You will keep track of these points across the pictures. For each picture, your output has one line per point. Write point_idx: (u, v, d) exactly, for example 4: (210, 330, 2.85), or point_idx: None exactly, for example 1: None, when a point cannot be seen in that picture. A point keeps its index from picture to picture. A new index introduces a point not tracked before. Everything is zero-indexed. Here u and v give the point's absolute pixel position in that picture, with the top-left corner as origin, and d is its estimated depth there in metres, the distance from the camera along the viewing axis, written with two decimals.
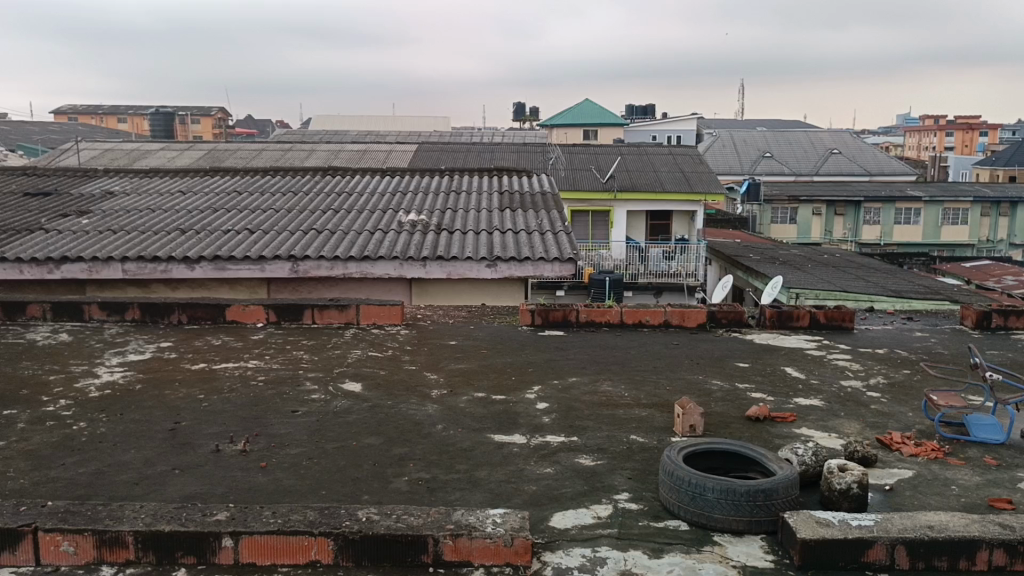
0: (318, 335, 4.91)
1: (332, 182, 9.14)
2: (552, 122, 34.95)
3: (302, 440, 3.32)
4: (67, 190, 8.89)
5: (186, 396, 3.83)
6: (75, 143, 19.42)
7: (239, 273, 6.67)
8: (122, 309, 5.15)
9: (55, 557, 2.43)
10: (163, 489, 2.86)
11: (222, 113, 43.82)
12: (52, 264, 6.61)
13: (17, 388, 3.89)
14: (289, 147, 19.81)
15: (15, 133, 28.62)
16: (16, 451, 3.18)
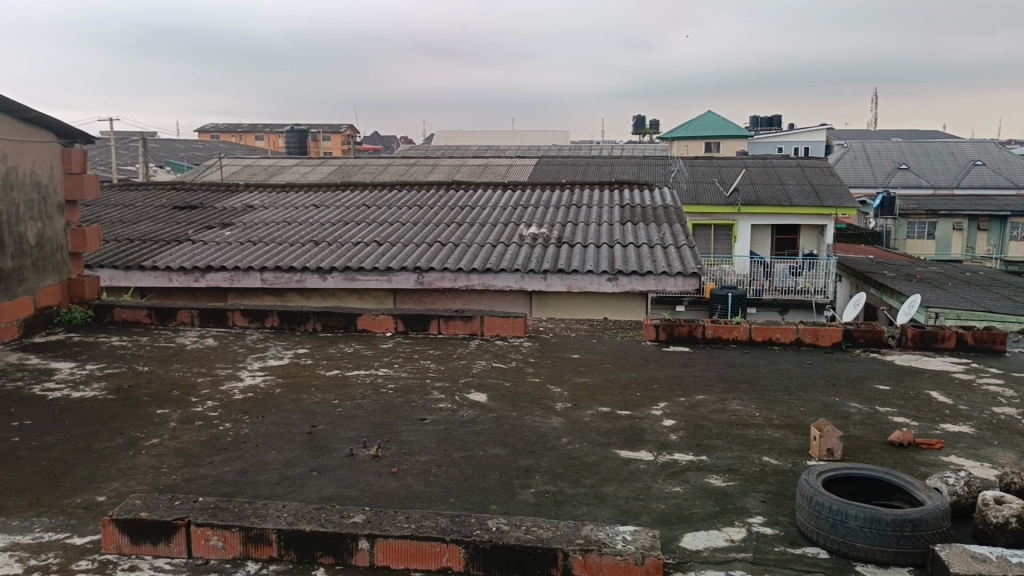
0: (444, 345, 5.01)
1: (456, 196, 9.32)
2: (674, 134, 34.52)
3: (431, 448, 3.39)
4: (212, 203, 9.46)
5: (322, 401, 3.99)
6: (217, 162, 20.62)
7: (367, 284, 6.90)
8: (262, 316, 5.42)
9: (204, 550, 2.57)
10: (301, 490, 2.98)
11: (351, 131, 45.67)
12: (199, 273, 7.05)
13: (169, 389, 4.16)
14: (413, 162, 20.35)
15: (164, 150, 30.77)
16: (168, 449, 3.39)
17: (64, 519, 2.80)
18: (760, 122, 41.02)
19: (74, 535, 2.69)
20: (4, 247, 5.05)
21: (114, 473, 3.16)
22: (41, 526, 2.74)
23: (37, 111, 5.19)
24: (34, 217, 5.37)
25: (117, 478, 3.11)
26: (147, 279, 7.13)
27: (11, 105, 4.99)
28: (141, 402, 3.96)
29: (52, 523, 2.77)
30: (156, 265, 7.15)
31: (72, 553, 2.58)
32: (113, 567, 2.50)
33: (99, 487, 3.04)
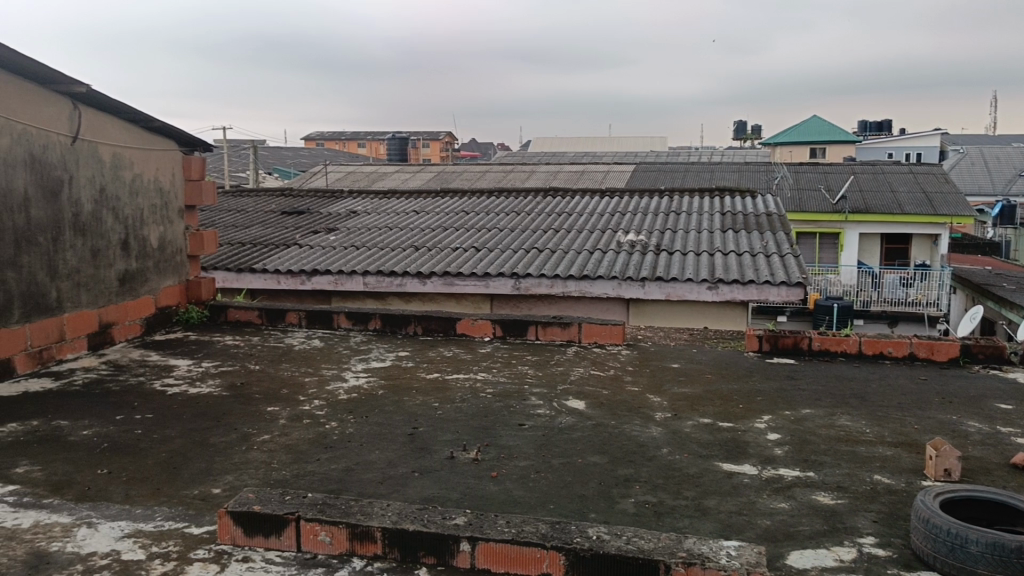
0: (542, 351, 5.03)
1: (553, 202, 9.34)
2: (776, 140, 33.61)
3: (530, 453, 3.41)
4: (318, 209, 9.79)
5: (423, 403, 4.07)
6: (322, 169, 21.33)
7: (465, 289, 6.99)
8: (365, 319, 5.57)
9: (313, 545, 2.65)
10: (404, 490, 3.04)
11: (449, 138, 46.46)
12: (305, 276, 7.30)
13: (278, 387, 4.32)
14: (510, 169, 20.54)
15: (272, 156, 32.05)
16: (278, 445, 3.53)
17: (183, 509, 2.95)
18: (869, 126, 39.44)
19: (192, 525, 2.83)
20: (129, 249, 5.37)
21: (227, 467, 3.30)
22: (162, 515, 2.90)
23: (162, 121, 5.50)
24: (157, 221, 5.69)
25: (231, 472, 3.26)
26: (257, 281, 7.44)
27: (140, 115, 5.30)
28: (252, 399, 4.13)
29: (172, 512, 2.92)
30: (266, 268, 7.45)
31: (191, 542, 2.71)
32: (228, 557, 2.62)
33: (214, 480, 3.19)
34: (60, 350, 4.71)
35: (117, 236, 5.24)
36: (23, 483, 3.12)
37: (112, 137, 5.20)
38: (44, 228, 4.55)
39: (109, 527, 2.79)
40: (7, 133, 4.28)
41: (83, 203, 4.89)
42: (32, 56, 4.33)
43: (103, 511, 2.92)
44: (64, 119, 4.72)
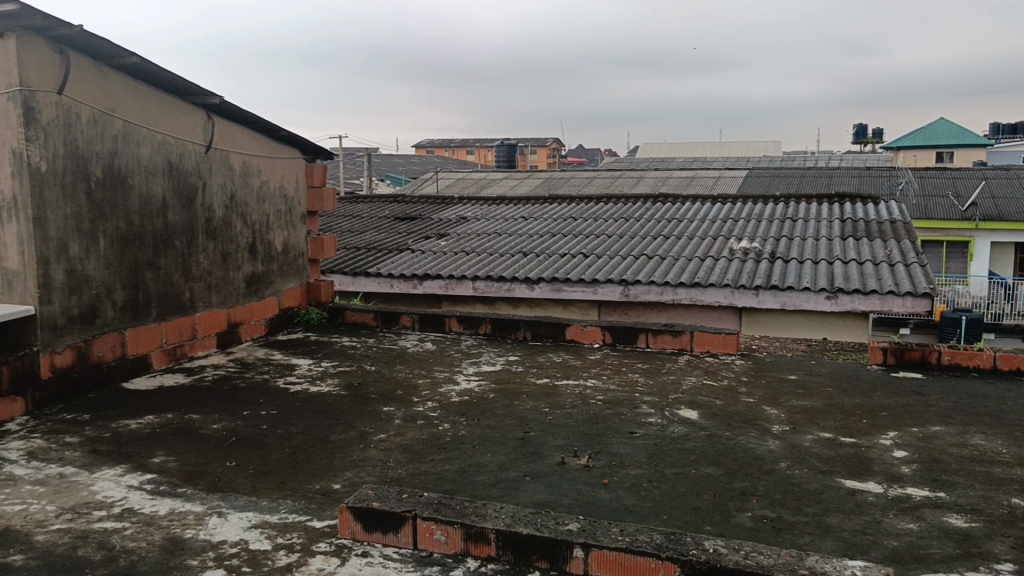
0: (653, 359, 4.98)
1: (663, 208, 9.22)
2: (900, 144, 32.13)
3: (642, 462, 3.37)
4: (429, 215, 10.01)
5: (533, 408, 4.09)
6: (433, 176, 21.77)
7: (573, 295, 7.00)
8: (476, 324, 5.64)
9: (429, 543, 2.71)
10: (516, 493, 3.07)
11: (557, 145, 46.62)
12: (417, 281, 7.48)
13: (393, 388, 4.45)
14: (619, 174, 20.43)
15: (385, 164, 32.96)
16: (394, 444, 3.63)
17: (306, 503, 3.06)
18: (1002, 129, 37.14)
19: (314, 518, 2.94)
20: (256, 253, 5.65)
21: (346, 464, 3.42)
22: (286, 507, 3.02)
23: (287, 130, 5.75)
24: (282, 226, 5.96)
25: (350, 468, 3.37)
26: (371, 285, 7.68)
27: (267, 126, 5.56)
28: (369, 399, 4.26)
29: (296, 505, 3.04)
30: (380, 272, 7.69)
31: (313, 535, 2.81)
32: (348, 551, 2.70)
33: (335, 476, 3.31)
34: (193, 347, 4.99)
35: (245, 240, 5.52)
36: (159, 472, 3.33)
37: (242, 146, 5.47)
38: (179, 232, 4.84)
39: (237, 517, 2.93)
40: (147, 143, 4.57)
41: (214, 208, 5.17)
42: (171, 70, 4.61)
43: (232, 502, 3.07)
44: (198, 130, 5.01)
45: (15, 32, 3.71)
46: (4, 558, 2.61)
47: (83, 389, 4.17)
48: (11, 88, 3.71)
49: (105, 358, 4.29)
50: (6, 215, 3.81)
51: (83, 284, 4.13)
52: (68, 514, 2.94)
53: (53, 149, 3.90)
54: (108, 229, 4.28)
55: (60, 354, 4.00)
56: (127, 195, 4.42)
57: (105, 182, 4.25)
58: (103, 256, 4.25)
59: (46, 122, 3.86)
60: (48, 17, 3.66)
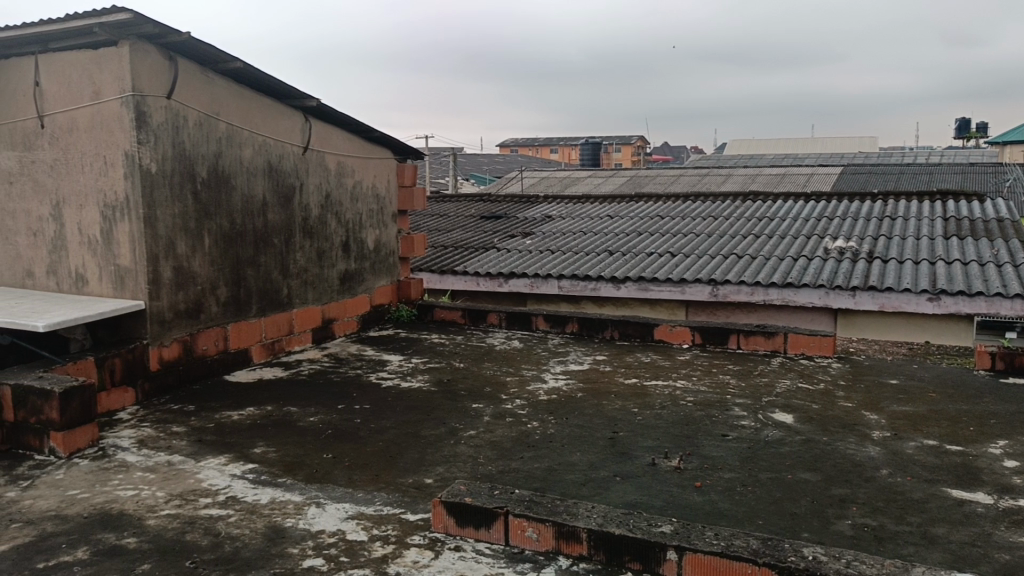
0: (744, 361, 4.89)
1: (753, 207, 9.02)
2: (1006, 138, 30.54)
3: (735, 466, 3.31)
4: (515, 213, 10.07)
5: (623, 408, 4.07)
6: (518, 175, 21.87)
7: (660, 295, 6.92)
8: (563, 322, 5.65)
9: (521, 540, 2.73)
10: (606, 493, 3.06)
11: (641, 142, 46.16)
12: (503, 279, 7.54)
13: (482, 385, 4.49)
14: (706, 172, 20.07)
15: (469, 163, 33.24)
16: (484, 440, 3.67)
17: (400, 496, 3.13)
18: None
19: (408, 511, 3.00)
20: (350, 251, 5.79)
21: (438, 459, 3.47)
22: (381, 500, 3.09)
23: (380, 131, 5.88)
24: (374, 225, 6.10)
25: (442, 463, 3.42)
26: (458, 283, 7.80)
27: (361, 127, 5.69)
28: (458, 395, 4.32)
29: (390, 498, 3.11)
30: (466, 270, 7.80)
31: (407, 528, 2.87)
32: (441, 545, 2.75)
33: (427, 470, 3.36)
34: (290, 342, 5.16)
35: (339, 239, 5.66)
36: (260, 462, 3.45)
37: (337, 147, 5.62)
38: (278, 231, 5.01)
39: (335, 508, 3.02)
40: (249, 144, 4.74)
41: (311, 208, 5.33)
42: (272, 74, 4.77)
43: (329, 493, 3.16)
44: (296, 131, 5.17)
45: (129, 40, 3.91)
46: (119, 540, 2.76)
47: (189, 380, 4.36)
48: (125, 93, 3.90)
49: (208, 352, 4.48)
50: (119, 214, 4.02)
51: (189, 280, 4.32)
52: (177, 500, 3.08)
53: (162, 150, 4.08)
54: (213, 228, 4.46)
55: (167, 347, 4.20)
56: (230, 195, 4.59)
57: (209, 182, 4.42)
58: (208, 254, 4.43)
59: (156, 125, 4.04)
60: (159, 25, 3.83)
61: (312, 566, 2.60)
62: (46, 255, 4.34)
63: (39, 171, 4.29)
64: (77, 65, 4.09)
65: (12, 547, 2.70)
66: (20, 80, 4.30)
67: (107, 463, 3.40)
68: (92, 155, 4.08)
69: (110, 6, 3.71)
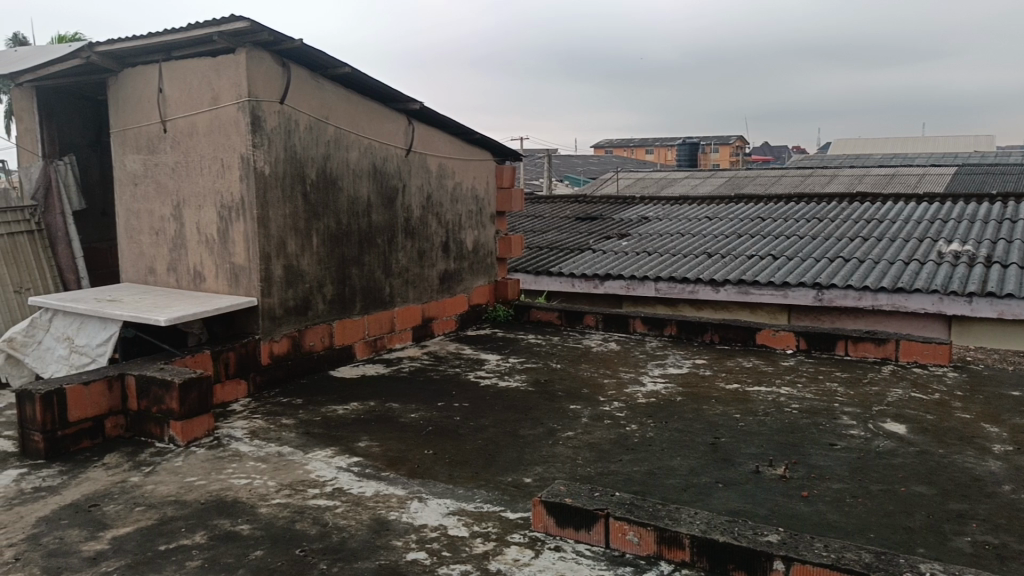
0: (853, 368, 4.72)
1: (860, 208, 8.69)
2: None
3: (844, 476, 3.20)
4: (611, 215, 10.02)
5: (724, 413, 3.99)
6: (614, 176, 21.72)
7: (761, 298, 6.76)
8: (662, 325, 5.59)
9: (621, 543, 2.71)
10: (708, 500, 3.01)
11: (740, 142, 45.13)
12: (598, 281, 7.53)
13: (579, 386, 4.49)
14: (809, 173, 19.45)
15: (564, 164, 33.22)
16: (582, 442, 3.66)
17: (500, 494, 3.16)
18: None
19: (508, 509, 3.03)
20: (449, 251, 5.88)
21: (537, 459, 3.49)
22: (481, 497, 3.13)
23: (480, 133, 5.95)
24: (473, 226, 6.18)
25: (541, 463, 3.44)
26: (554, 284, 7.82)
27: (462, 129, 5.78)
28: (556, 396, 4.33)
29: (490, 496, 3.15)
30: (562, 272, 7.82)
31: (507, 525, 2.90)
32: (541, 544, 2.76)
33: (526, 470, 3.38)
34: (391, 339, 5.28)
35: (439, 239, 5.76)
36: (364, 455, 3.54)
37: (439, 149, 5.72)
38: (382, 231, 5.14)
39: (436, 503, 3.07)
40: (356, 147, 4.88)
41: (413, 208, 5.44)
42: (379, 79, 4.90)
43: (431, 488, 3.22)
44: (400, 134, 5.29)
45: (246, 48, 4.08)
46: (233, 526, 2.89)
47: (296, 374, 4.52)
48: (242, 98, 4.08)
49: (315, 347, 4.63)
50: (235, 215, 4.21)
51: (298, 279, 4.48)
52: (286, 490, 3.20)
53: (275, 154, 4.26)
54: (321, 228, 4.61)
55: (277, 342, 4.37)
56: (337, 197, 4.74)
57: (318, 184, 4.58)
58: (316, 253, 4.59)
59: (269, 129, 4.21)
60: (273, 33, 3.98)
61: (416, 559, 2.65)
62: (166, 254, 4.58)
63: (162, 174, 4.53)
64: (197, 72, 4.30)
65: (136, 529, 2.86)
66: (145, 87, 4.55)
67: (222, 452, 3.56)
68: (210, 159, 4.28)
69: (230, 16, 3.89)
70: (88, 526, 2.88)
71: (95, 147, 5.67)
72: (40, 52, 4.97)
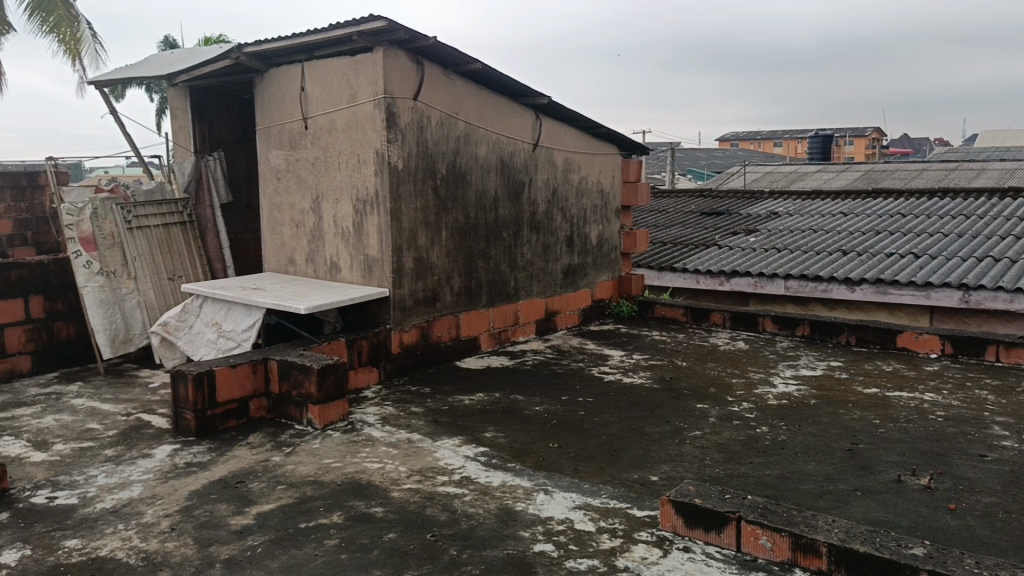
0: (1005, 375, 4.41)
1: (1013, 205, 8.10)
2: None
3: (996, 490, 3.00)
4: (738, 210, 9.75)
5: (862, 418, 3.82)
6: (741, 171, 21.12)
7: (901, 299, 6.41)
8: (793, 325, 5.41)
9: (753, 548, 2.64)
10: (845, 507, 2.89)
11: (877, 134, 42.94)
12: (724, 277, 7.37)
13: (707, 385, 4.40)
14: (954, 166, 18.27)
15: (687, 158, 32.60)
16: (710, 442, 3.59)
17: (626, 491, 3.14)
18: None
19: (634, 507, 3.00)
20: (574, 246, 5.89)
21: (663, 457, 3.45)
22: (607, 493, 3.12)
23: (607, 127, 5.92)
24: (598, 221, 6.16)
25: (668, 461, 3.40)
26: (678, 280, 7.72)
27: (589, 123, 5.76)
28: (682, 394, 4.26)
29: (617, 492, 3.14)
30: (687, 268, 7.70)
31: (635, 523, 2.88)
32: (670, 544, 2.72)
33: (652, 468, 3.35)
34: (515, 332, 5.34)
35: (564, 234, 5.77)
36: (491, 446, 3.60)
37: (565, 143, 5.72)
38: (508, 225, 5.20)
39: (562, 496, 3.09)
40: (484, 142, 4.95)
41: (539, 203, 5.48)
42: (508, 74, 4.94)
43: (557, 481, 3.24)
44: (528, 129, 5.33)
45: (383, 46, 4.20)
46: (368, 508, 3.00)
47: (424, 364, 4.64)
48: (378, 95, 4.22)
49: (442, 338, 4.75)
50: (370, 208, 4.36)
51: (427, 271, 4.59)
52: (416, 476, 3.29)
53: (408, 148, 4.37)
54: (449, 222, 4.71)
55: (407, 332, 4.50)
56: (466, 191, 4.82)
57: (448, 178, 4.67)
58: (445, 246, 4.69)
59: (403, 125, 4.33)
60: (409, 31, 4.08)
61: (543, 551, 2.67)
62: (306, 245, 4.79)
63: (303, 169, 4.74)
64: (337, 71, 4.46)
65: (278, 506, 3.02)
66: (288, 86, 4.77)
67: (355, 437, 3.70)
68: (348, 154, 4.45)
69: (369, 16, 4.01)
70: (236, 502, 3.05)
71: (241, 144, 6.02)
72: (190, 55, 5.30)
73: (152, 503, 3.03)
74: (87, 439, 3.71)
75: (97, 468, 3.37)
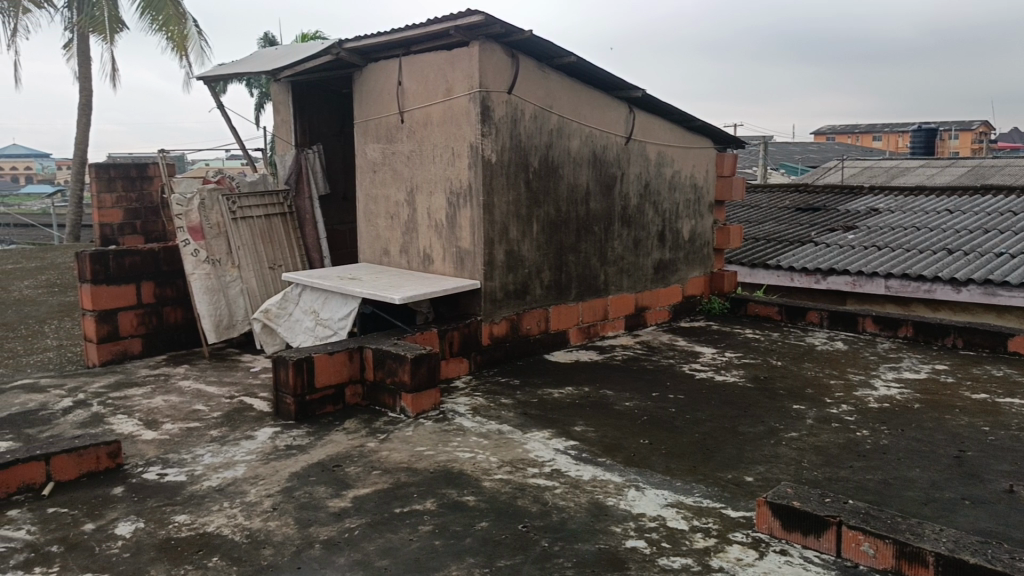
0: None
1: None
2: None
3: None
4: (835, 206, 9.45)
5: (970, 425, 3.65)
6: (838, 166, 20.42)
7: (1011, 301, 6.09)
8: (895, 326, 5.21)
9: (855, 554, 2.56)
10: (953, 516, 2.77)
11: (985, 127, 40.85)
12: (820, 276, 7.18)
13: (803, 386, 4.29)
14: None
15: (780, 153, 31.73)
16: (808, 444, 3.50)
17: (720, 490, 3.09)
18: None
19: (729, 507, 2.96)
20: (665, 241, 5.82)
21: (758, 458, 3.38)
22: (700, 492, 3.08)
23: (701, 121, 5.82)
24: (690, 215, 6.07)
25: (762, 462, 3.33)
26: (771, 278, 7.56)
27: (683, 116, 5.67)
28: (777, 394, 4.17)
29: (710, 491, 3.09)
30: (780, 265, 7.52)
31: (729, 523, 2.83)
32: (766, 546, 2.67)
33: (746, 468, 3.28)
34: (604, 327, 5.31)
35: (655, 228, 5.71)
36: (581, 440, 3.60)
37: (658, 137, 5.65)
38: (599, 219, 5.18)
39: (654, 493, 3.06)
40: (577, 136, 4.94)
41: (630, 196, 5.43)
42: (602, 67, 4.92)
43: (649, 478, 3.21)
44: (621, 122, 5.29)
45: (479, 40, 4.24)
46: (460, 497, 3.04)
47: (513, 356, 4.67)
48: (473, 89, 4.26)
49: (532, 331, 4.77)
50: (463, 201, 4.41)
51: (519, 264, 4.62)
52: (507, 467, 3.32)
53: (501, 142, 4.40)
54: (541, 215, 4.72)
55: (497, 324, 4.54)
56: (558, 184, 4.82)
57: (541, 172, 4.68)
58: (536, 240, 4.71)
59: (497, 119, 4.36)
60: (505, 25, 4.10)
61: (635, 547, 2.66)
62: (400, 237, 4.88)
63: (398, 162, 4.83)
64: (433, 65, 4.52)
65: (374, 491, 3.09)
66: (385, 81, 4.87)
67: (447, 426, 3.76)
68: (442, 147, 4.51)
69: (465, 11, 4.05)
70: (334, 485, 3.15)
71: (339, 137, 6.17)
72: (291, 51, 5.47)
73: (255, 483, 3.15)
74: (193, 420, 3.88)
75: (204, 447, 3.53)
